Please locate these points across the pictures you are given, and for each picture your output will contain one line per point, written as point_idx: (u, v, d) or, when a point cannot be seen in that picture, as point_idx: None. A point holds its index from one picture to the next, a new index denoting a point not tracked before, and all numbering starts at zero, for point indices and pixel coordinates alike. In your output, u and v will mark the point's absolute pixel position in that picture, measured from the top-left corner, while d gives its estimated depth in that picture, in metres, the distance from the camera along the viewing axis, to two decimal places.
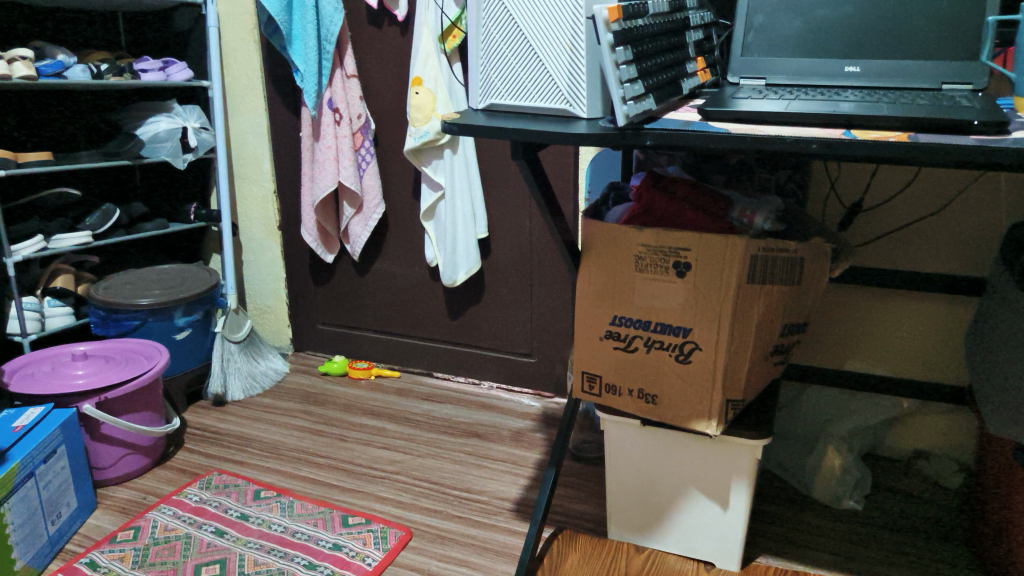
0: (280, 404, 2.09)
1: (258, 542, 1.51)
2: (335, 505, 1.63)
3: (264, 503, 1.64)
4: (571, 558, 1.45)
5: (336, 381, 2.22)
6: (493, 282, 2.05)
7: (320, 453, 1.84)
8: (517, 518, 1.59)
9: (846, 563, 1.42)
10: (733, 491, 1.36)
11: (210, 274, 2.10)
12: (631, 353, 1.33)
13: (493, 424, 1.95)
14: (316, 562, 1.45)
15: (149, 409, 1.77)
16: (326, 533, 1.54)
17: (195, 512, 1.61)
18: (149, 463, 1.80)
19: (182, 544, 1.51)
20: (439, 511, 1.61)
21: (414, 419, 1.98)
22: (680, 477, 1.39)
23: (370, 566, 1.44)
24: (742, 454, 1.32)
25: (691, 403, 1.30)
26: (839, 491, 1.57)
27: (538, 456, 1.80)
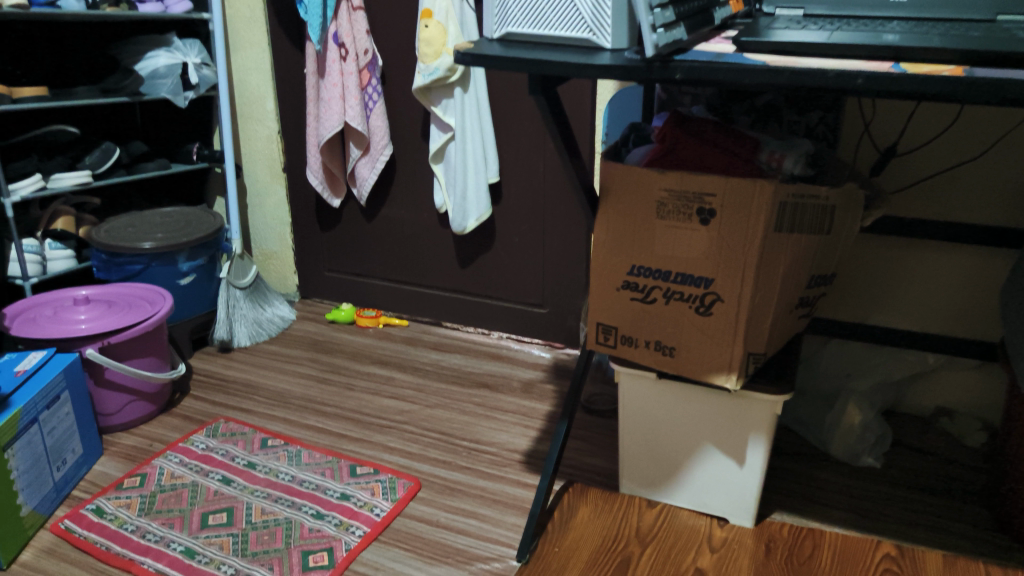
0: (287, 351, 2.06)
1: (265, 490, 1.49)
2: (343, 454, 1.60)
3: (271, 451, 1.61)
4: (581, 511, 1.43)
5: (344, 329, 2.18)
6: (504, 230, 1.98)
7: (327, 402, 1.81)
8: (528, 470, 1.56)
9: (863, 522, 1.39)
10: (750, 448, 1.32)
11: (214, 217, 2.05)
12: (650, 305, 1.27)
13: (503, 375, 1.91)
14: (323, 511, 1.43)
15: (154, 355, 1.74)
16: (334, 482, 1.51)
17: (202, 460, 1.59)
18: (155, 409, 1.78)
19: (189, 491, 1.50)
20: (448, 462, 1.59)
21: (423, 369, 1.94)
22: (696, 432, 1.35)
23: (378, 516, 1.42)
24: (761, 409, 1.28)
25: (710, 356, 1.25)
26: (858, 448, 1.53)
27: (548, 408, 1.76)
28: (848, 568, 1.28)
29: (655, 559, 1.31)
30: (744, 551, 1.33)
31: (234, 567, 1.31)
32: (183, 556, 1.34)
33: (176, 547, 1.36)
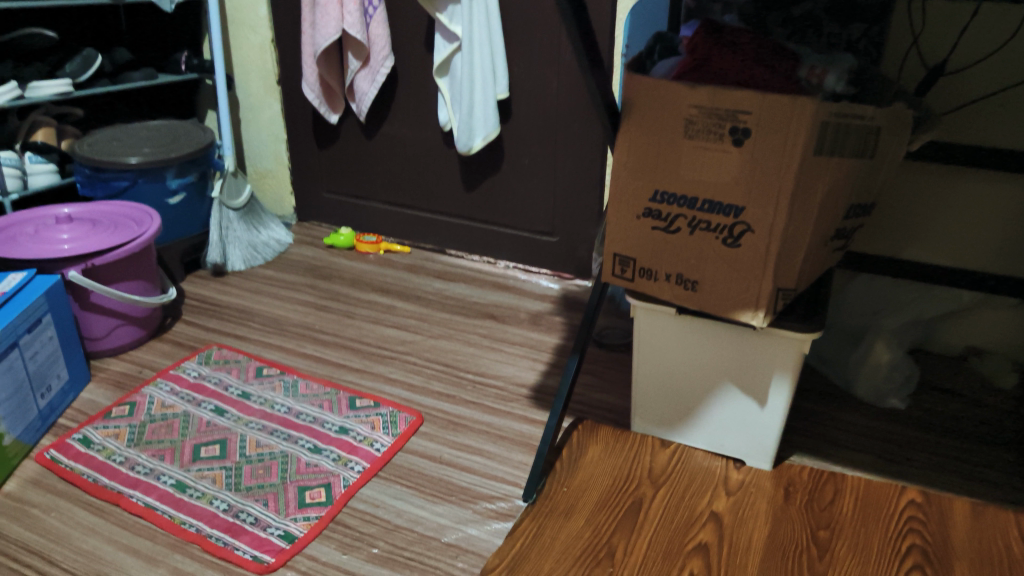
0: (283, 276, 1.97)
1: (260, 422, 1.43)
2: (342, 385, 1.53)
3: (266, 381, 1.54)
4: (591, 451, 1.36)
5: (343, 254, 2.08)
6: (513, 151, 1.86)
7: (325, 330, 1.73)
8: (535, 405, 1.49)
9: (887, 466, 1.33)
10: (773, 389, 1.24)
11: (205, 132, 1.93)
12: (672, 234, 1.17)
13: (510, 306, 1.82)
14: (321, 445, 1.37)
15: (142, 278, 1.65)
16: (332, 415, 1.44)
17: (194, 389, 1.52)
18: (145, 335, 1.70)
19: (180, 422, 1.43)
20: (452, 396, 1.52)
21: (426, 298, 1.85)
22: (715, 371, 1.27)
23: (378, 452, 1.36)
24: (788, 348, 1.19)
25: (736, 291, 1.15)
26: (884, 388, 1.46)
27: (556, 341, 1.68)
28: (870, 514, 1.23)
29: (668, 501, 1.26)
30: (762, 495, 1.27)
31: (227, 502, 1.26)
32: (174, 490, 1.28)
33: (166, 481, 1.30)
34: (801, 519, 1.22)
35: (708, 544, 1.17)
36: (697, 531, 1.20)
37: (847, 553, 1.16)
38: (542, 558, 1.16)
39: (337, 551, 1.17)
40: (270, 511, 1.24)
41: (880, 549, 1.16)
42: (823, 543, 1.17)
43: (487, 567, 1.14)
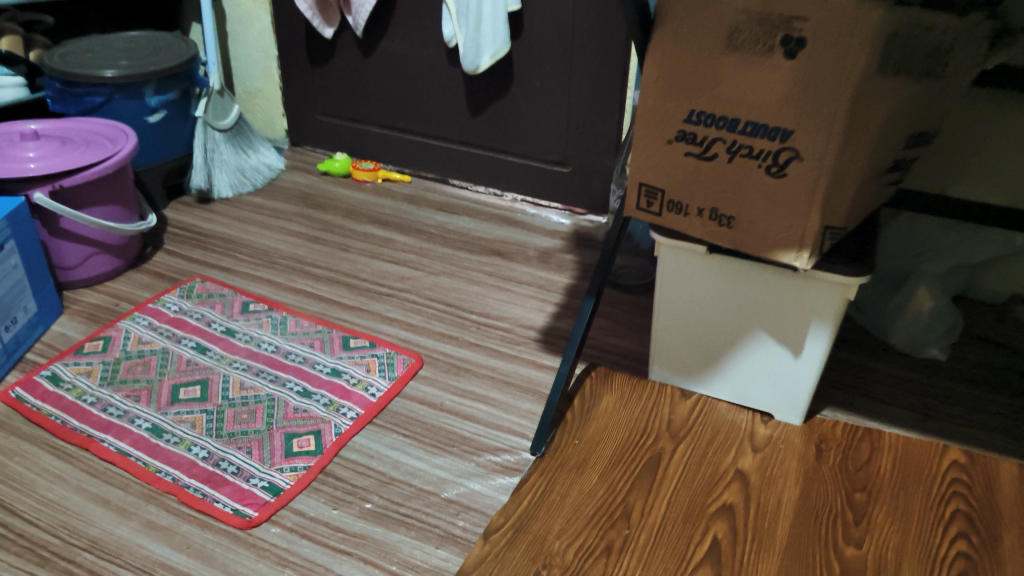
0: (274, 205, 1.83)
1: (245, 362, 1.31)
2: (335, 324, 1.41)
3: (253, 318, 1.42)
4: (605, 400, 1.25)
5: (339, 182, 1.94)
6: (524, 72, 1.70)
7: (318, 263, 1.60)
8: (544, 350, 1.37)
9: (927, 423, 1.22)
10: (810, 338, 1.12)
11: (189, 45, 1.76)
12: (707, 162, 1.03)
13: (518, 241, 1.68)
14: (311, 389, 1.26)
15: (117, 203, 1.51)
16: (324, 355, 1.33)
17: (174, 325, 1.40)
18: (122, 265, 1.57)
19: (158, 360, 1.32)
20: (454, 337, 1.40)
21: (426, 231, 1.72)
22: (747, 316, 1.15)
23: (373, 397, 1.24)
24: (830, 294, 1.06)
25: (777, 229, 1.02)
26: (923, 337, 1.35)
27: (568, 280, 1.55)
28: (911, 474, 1.12)
29: (689, 457, 1.15)
30: (792, 452, 1.16)
31: (207, 449, 1.15)
32: (150, 435, 1.18)
33: (141, 425, 1.19)
34: (835, 479, 1.12)
35: (734, 505, 1.07)
36: (721, 490, 1.10)
37: (886, 518, 1.06)
38: (551, 517, 1.06)
39: (327, 505, 1.07)
40: (253, 460, 1.13)
41: (923, 513, 1.06)
42: (859, 506, 1.07)
43: (490, 527, 1.05)
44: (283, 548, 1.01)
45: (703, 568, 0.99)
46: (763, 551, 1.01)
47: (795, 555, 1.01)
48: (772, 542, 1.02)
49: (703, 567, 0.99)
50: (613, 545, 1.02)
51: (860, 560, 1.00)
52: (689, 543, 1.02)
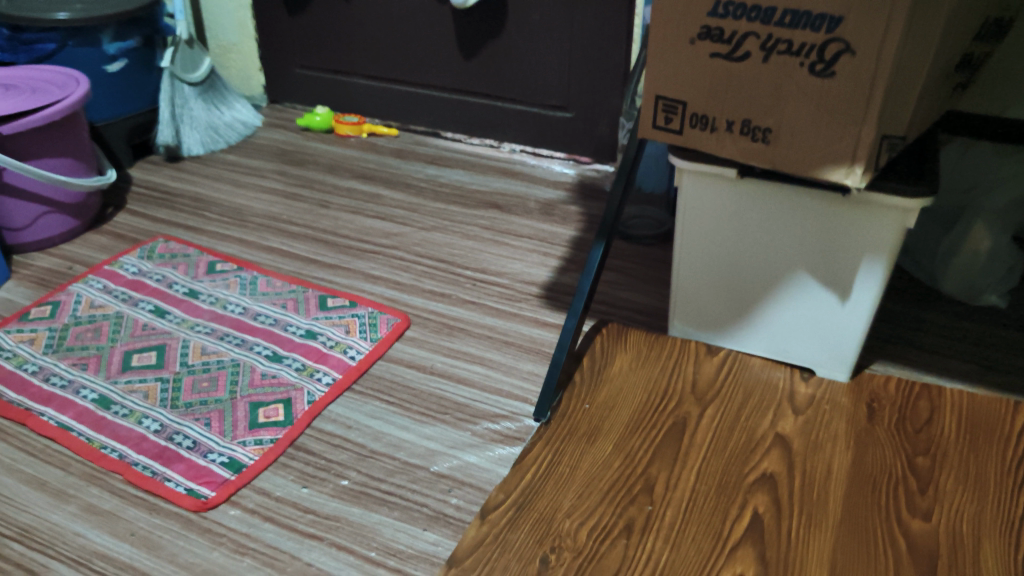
0: (249, 162, 1.67)
1: (209, 325, 1.15)
2: (311, 283, 1.25)
3: (219, 278, 1.26)
4: (620, 358, 1.09)
5: (320, 139, 1.78)
6: (520, 6, 1.54)
7: (295, 221, 1.44)
8: (548, 306, 1.21)
9: (992, 377, 1.06)
10: (860, 277, 0.95)
11: None
12: (738, 64, 0.86)
13: (517, 194, 1.52)
14: (282, 353, 1.10)
15: (70, 155, 1.35)
16: (297, 317, 1.17)
17: (131, 287, 1.24)
18: (79, 227, 1.41)
19: (111, 325, 1.16)
20: (446, 295, 1.23)
21: (416, 185, 1.55)
22: (784, 255, 0.98)
23: (352, 361, 1.08)
24: (886, 222, 0.90)
25: (824, 142, 0.85)
26: (980, 284, 1.19)
27: (573, 233, 1.39)
28: (980, 435, 0.96)
29: (720, 420, 0.99)
30: (839, 413, 1.00)
31: (160, 422, 0.99)
32: (96, 406, 1.01)
33: (87, 396, 1.03)
34: (893, 442, 0.96)
35: (775, 475, 0.91)
36: (760, 457, 0.94)
37: (955, 486, 0.90)
38: (561, 491, 0.90)
39: (297, 483, 0.92)
40: (212, 433, 0.97)
41: (998, 479, 0.90)
42: (923, 473, 0.91)
43: (488, 504, 0.89)
44: (244, 535, 0.86)
45: (744, 549, 0.83)
46: (813, 527, 0.85)
47: (852, 531, 0.85)
48: (824, 517, 0.86)
49: (743, 547, 0.83)
50: (635, 523, 0.86)
51: (930, 536, 0.84)
52: (725, 519, 0.86)
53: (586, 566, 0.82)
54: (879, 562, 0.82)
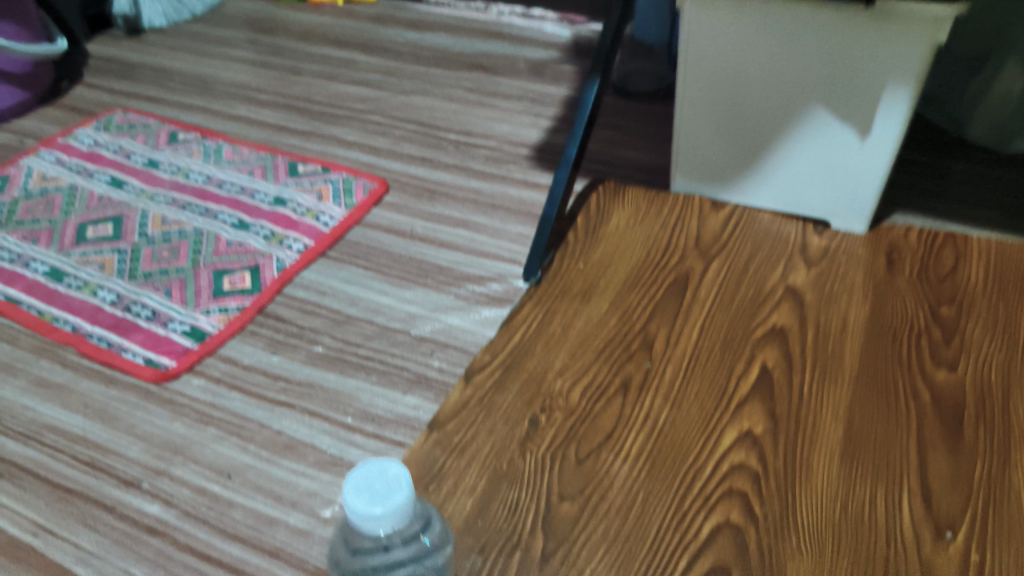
0: (215, 32, 1.53)
1: (169, 195, 1.06)
2: (280, 150, 1.15)
3: (181, 148, 1.16)
4: (617, 216, 1.00)
5: (292, 6, 1.63)
6: None
7: (264, 89, 1.32)
8: (539, 167, 1.11)
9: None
10: (882, 110, 0.85)
11: None
12: None
13: (506, 55, 1.39)
14: (249, 221, 1.01)
15: (13, 18, 1.24)
16: (265, 184, 1.07)
17: (86, 159, 1.14)
18: (31, 100, 1.30)
19: (64, 198, 1.07)
20: (428, 159, 1.13)
21: (395, 50, 1.43)
22: (797, 90, 0.89)
23: (325, 227, 0.99)
24: (915, 41, 0.79)
25: None
26: (1013, 129, 1.07)
27: (567, 92, 1.27)
28: (1011, 283, 0.88)
29: (726, 275, 0.91)
30: (855, 265, 0.92)
31: (117, 292, 0.91)
32: (47, 279, 0.94)
33: (39, 269, 0.95)
34: (915, 293, 0.88)
35: (786, 330, 0.84)
36: (768, 312, 0.86)
37: (983, 336, 0.82)
38: (551, 352, 0.83)
39: (266, 351, 0.84)
40: (174, 302, 0.89)
41: None
42: (948, 323, 0.84)
43: (473, 366, 0.82)
44: (208, 404, 0.79)
45: (751, 403, 0.76)
46: (827, 381, 0.78)
47: (869, 384, 0.78)
48: (839, 370, 0.79)
49: (751, 403, 0.76)
50: (632, 382, 0.79)
51: (956, 386, 0.77)
52: (731, 374, 0.79)
53: (579, 425, 0.75)
54: (900, 414, 0.75)
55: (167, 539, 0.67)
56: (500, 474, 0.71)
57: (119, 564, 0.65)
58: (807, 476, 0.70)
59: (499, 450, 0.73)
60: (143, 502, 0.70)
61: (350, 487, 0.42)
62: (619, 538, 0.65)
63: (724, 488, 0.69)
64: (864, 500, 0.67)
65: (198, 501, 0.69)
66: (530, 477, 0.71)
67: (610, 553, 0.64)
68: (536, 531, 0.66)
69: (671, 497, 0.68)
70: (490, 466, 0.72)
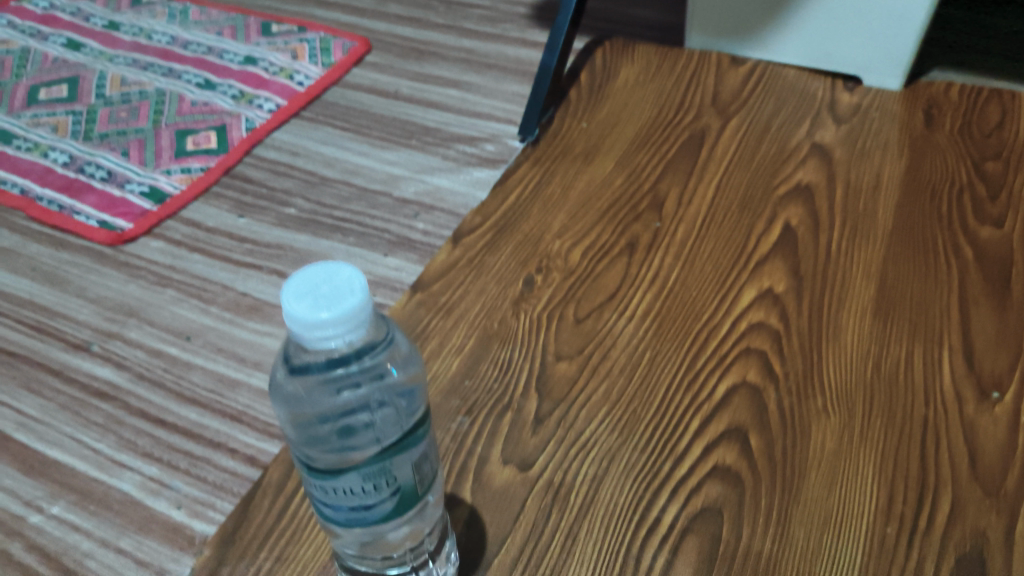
0: None
1: (130, 56, 0.96)
2: (253, 10, 1.04)
3: (144, 9, 1.05)
4: (624, 72, 0.90)
5: None
6: None
7: None
8: (539, 26, 1.00)
9: None
10: None
11: None
12: None
13: None
14: (216, 81, 0.91)
15: None
16: (235, 44, 0.97)
17: (41, 22, 1.04)
18: None
19: (16, 60, 0.97)
20: (416, 20, 1.02)
21: None
22: None
23: (300, 87, 0.90)
24: None
25: None
26: None
27: None
28: None
29: (745, 132, 0.81)
30: (889, 120, 0.82)
31: (70, 154, 0.83)
32: None
33: None
34: (956, 147, 0.78)
35: (812, 186, 0.75)
36: (793, 169, 0.77)
37: None
38: (551, 211, 0.74)
39: (232, 213, 0.76)
40: (131, 163, 0.81)
41: None
42: (993, 179, 0.75)
43: (462, 228, 0.73)
44: (166, 267, 0.71)
45: (773, 261, 0.68)
46: (858, 238, 0.70)
47: (905, 240, 0.69)
48: (872, 227, 0.71)
49: (772, 260, 0.68)
50: (640, 241, 0.71)
51: (1001, 243, 0.68)
52: (750, 232, 0.71)
53: (579, 286, 0.68)
54: (939, 271, 0.66)
55: (118, 403, 0.60)
56: (489, 334, 0.64)
57: (63, 429, 0.58)
58: (834, 335, 0.62)
59: (490, 311, 0.66)
60: (93, 365, 0.62)
61: (291, 292, 0.34)
62: (622, 400, 0.59)
63: (741, 349, 0.62)
64: (898, 359, 0.60)
65: (153, 365, 0.62)
66: (524, 338, 0.64)
67: (612, 414, 0.58)
68: (530, 392, 0.60)
69: (681, 358, 0.61)
70: (480, 326, 0.65)
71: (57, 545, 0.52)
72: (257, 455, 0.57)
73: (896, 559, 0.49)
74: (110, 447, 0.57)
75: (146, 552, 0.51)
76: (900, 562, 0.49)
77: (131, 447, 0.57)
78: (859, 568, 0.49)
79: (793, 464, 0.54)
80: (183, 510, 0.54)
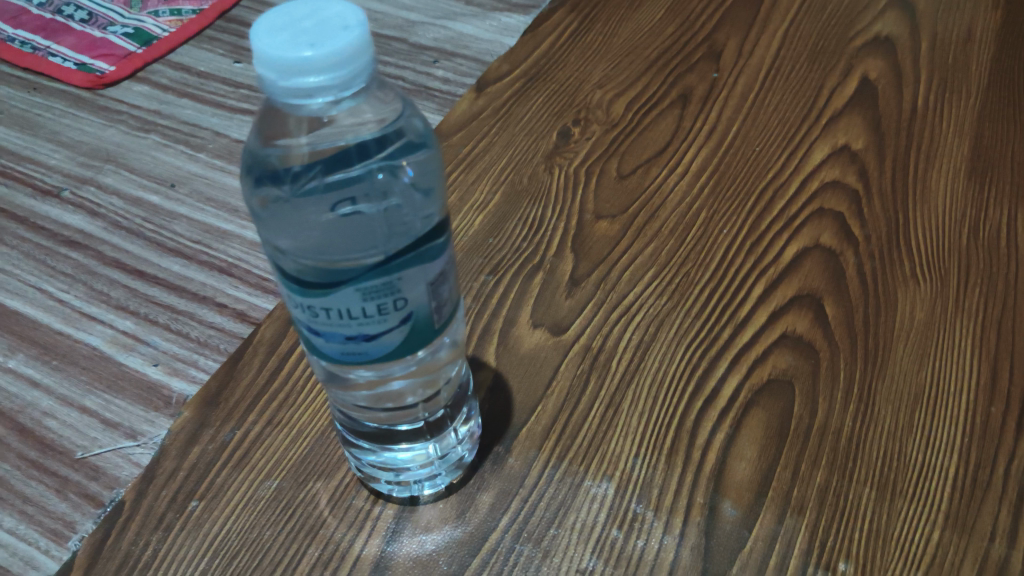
0: None
1: None
2: None
3: None
4: None
5: None
6: None
7: None
8: None
9: None
10: None
11: None
12: None
13: None
14: None
15: None
16: None
17: None
18: None
19: None
20: None
21: None
22: None
23: None
24: None
25: None
26: None
27: None
28: None
29: None
30: None
31: None
32: None
33: None
34: None
35: (894, 39, 0.64)
36: (870, 21, 0.66)
37: None
38: (590, 60, 0.65)
39: (227, 57, 0.67)
40: (114, 5, 0.73)
41: None
42: None
43: (488, 76, 0.64)
44: (150, 112, 0.63)
45: (849, 117, 0.58)
46: (948, 93, 0.60)
47: (1004, 97, 0.59)
48: (965, 82, 0.60)
49: (849, 116, 0.58)
50: (694, 93, 0.61)
51: None
52: (822, 86, 0.61)
53: (622, 139, 0.58)
54: None
55: (89, 253, 0.53)
56: (518, 190, 0.55)
57: (27, 279, 0.51)
58: (923, 196, 0.53)
59: (519, 165, 0.57)
60: (62, 212, 0.55)
61: (263, 30, 0.27)
62: (672, 262, 0.50)
63: (814, 209, 0.52)
64: (1000, 223, 0.51)
65: (131, 213, 0.55)
66: (558, 193, 0.55)
67: (661, 276, 0.49)
68: (564, 251, 0.51)
69: (742, 217, 0.53)
70: (507, 180, 0.56)
71: (13, 403, 0.45)
72: (248, 310, 0.49)
73: (1003, 443, 0.41)
74: (79, 299, 0.50)
75: (115, 412, 0.44)
76: (1008, 446, 0.41)
77: (104, 299, 0.50)
78: (959, 449, 0.41)
79: (878, 334, 0.45)
80: (160, 367, 0.46)
